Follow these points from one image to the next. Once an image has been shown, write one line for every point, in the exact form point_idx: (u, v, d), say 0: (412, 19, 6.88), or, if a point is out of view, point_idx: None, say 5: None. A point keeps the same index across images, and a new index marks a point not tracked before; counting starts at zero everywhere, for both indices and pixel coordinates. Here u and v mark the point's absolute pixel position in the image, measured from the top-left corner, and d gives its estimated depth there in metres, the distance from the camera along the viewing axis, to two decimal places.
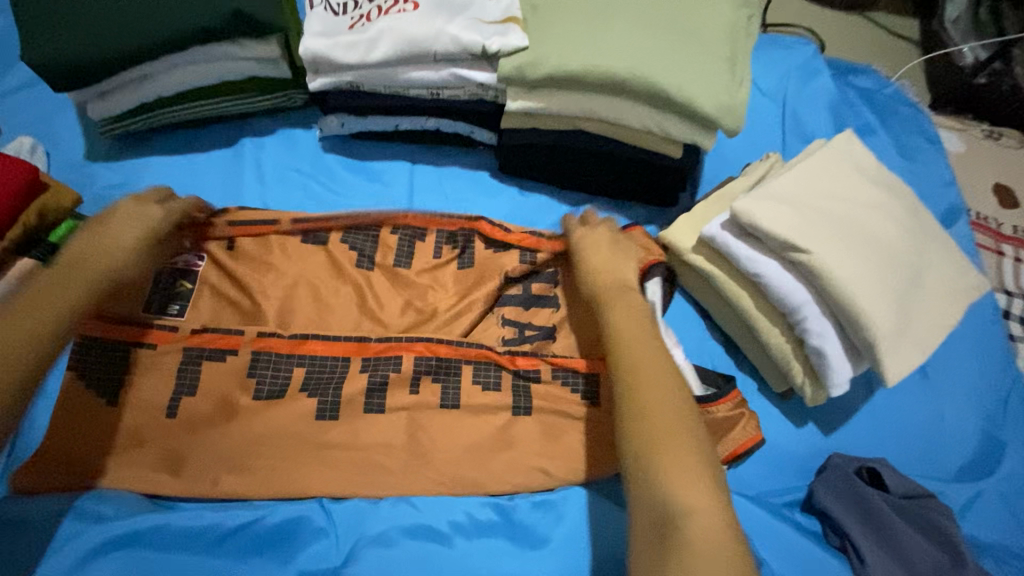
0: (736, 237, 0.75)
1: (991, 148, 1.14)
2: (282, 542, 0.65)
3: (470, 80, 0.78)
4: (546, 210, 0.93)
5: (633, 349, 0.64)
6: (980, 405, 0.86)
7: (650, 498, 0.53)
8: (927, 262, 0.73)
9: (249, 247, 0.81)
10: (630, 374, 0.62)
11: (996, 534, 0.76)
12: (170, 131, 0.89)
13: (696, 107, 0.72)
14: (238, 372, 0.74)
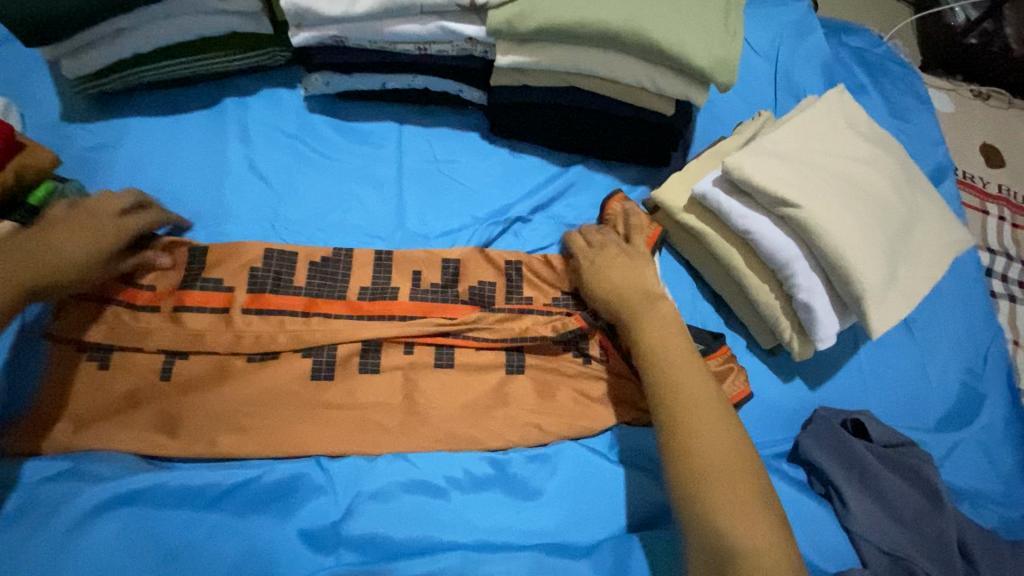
0: (727, 193, 0.75)
1: (979, 109, 1.15)
2: (280, 498, 0.66)
3: (459, 34, 0.76)
4: (537, 171, 0.92)
5: (679, 377, 0.66)
6: (960, 358, 0.88)
7: (696, 518, 0.57)
8: (915, 216, 0.74)
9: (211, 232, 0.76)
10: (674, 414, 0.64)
11: (971, 480, 0.79)
12: (149, 91, 0.86)
13: (688, 60, 0.71)
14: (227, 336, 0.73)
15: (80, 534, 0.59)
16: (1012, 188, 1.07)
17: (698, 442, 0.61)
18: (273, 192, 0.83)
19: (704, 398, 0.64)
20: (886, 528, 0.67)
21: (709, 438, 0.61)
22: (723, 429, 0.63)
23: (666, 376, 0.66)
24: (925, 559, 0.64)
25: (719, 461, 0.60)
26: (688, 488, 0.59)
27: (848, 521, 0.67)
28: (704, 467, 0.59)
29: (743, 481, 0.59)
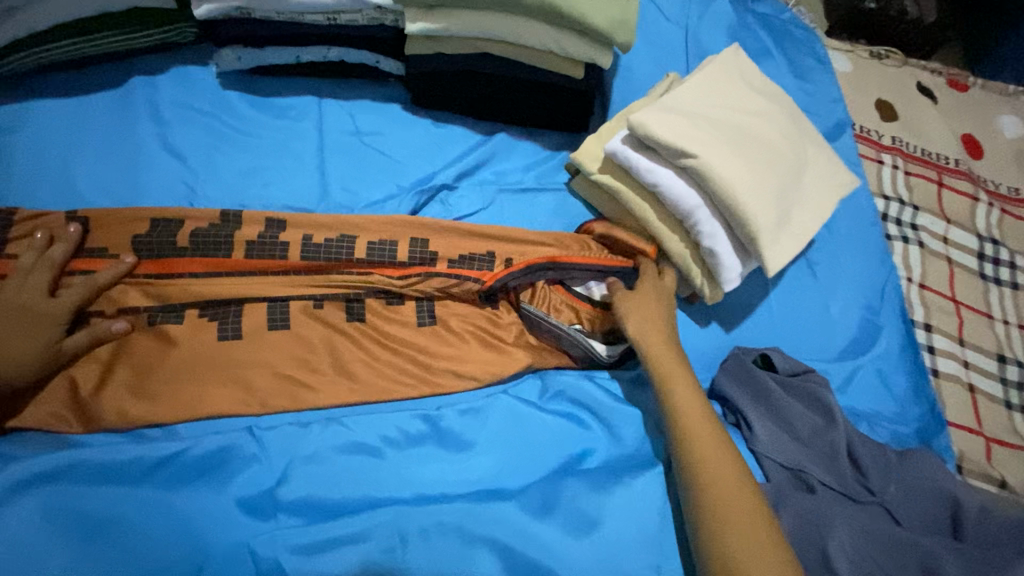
0: (634, 149, 0.79)
1: (876, 68, 1.24)
2: (212, 469, 0.67)
3: (366, 3, 0.77)
4: (460, 140, 0.94)
5: (701, 445, 0.65)
6: (858, 295, 0.96)
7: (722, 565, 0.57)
8: (804, 163, 0.80)
9: (122, 213, 0.75)
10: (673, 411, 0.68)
11: (869, 403, 0.87)
12: (50, 73, 0.83)
13: (588, 20, 0.75)
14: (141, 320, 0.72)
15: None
16: (905, 139, 1.16)
17: (706, 468, 0.63)
18: (191, 171, 0.82)
19: (711, 429, 0.67)
20: (787, 447, 0.72)
21: (720, 477, 0.62)
22: (742, 487, 0.62)
23: (686, 443, 0.65)
24: (819, 469, 0.71)
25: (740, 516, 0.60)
26: (714, 547, 0.59)
27: (753, 443, 0.73)
28: (727, 524, 0.59)
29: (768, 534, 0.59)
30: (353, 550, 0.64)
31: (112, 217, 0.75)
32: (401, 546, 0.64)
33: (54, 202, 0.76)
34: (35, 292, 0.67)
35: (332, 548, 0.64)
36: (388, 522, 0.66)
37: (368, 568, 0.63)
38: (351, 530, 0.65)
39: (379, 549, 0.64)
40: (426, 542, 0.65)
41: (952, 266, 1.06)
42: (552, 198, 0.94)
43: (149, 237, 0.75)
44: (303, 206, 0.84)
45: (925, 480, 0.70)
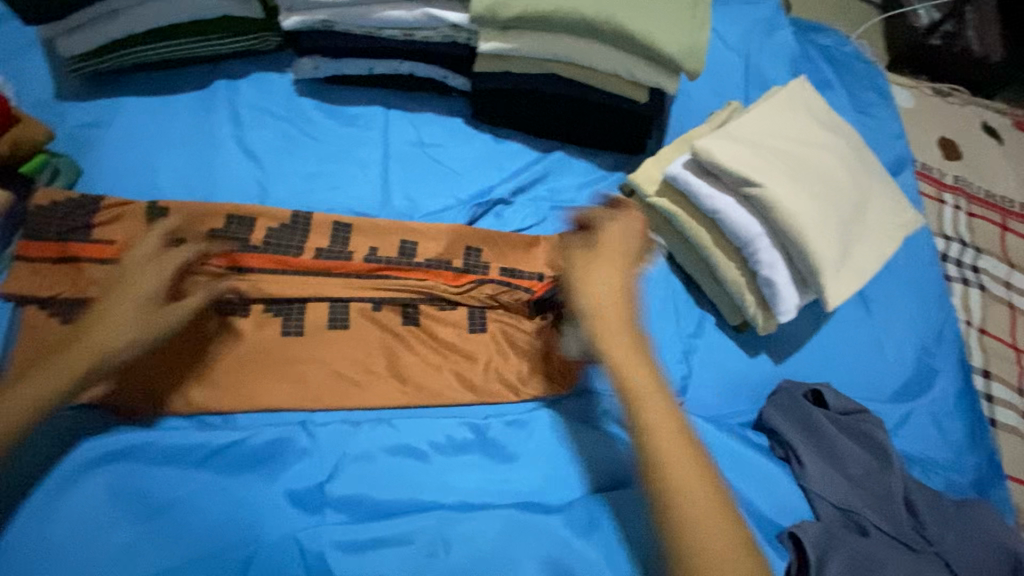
0: (695, 174, 0.80)
1: (938, 105, 1.22)
2: (268, 459, 0.69)
3: (443, 21, 0.80)
4: (518, 156, 0.96)
5: (655, 437, 0.59)
6: (914, 336, 0.94)
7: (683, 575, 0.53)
8: (868, 198, 0.80)
9: (199, 207, 0.79)
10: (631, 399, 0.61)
11: (922, 448, 0.84)
12: (141, 73, 0.89)
13: (658, 48, 0.76)
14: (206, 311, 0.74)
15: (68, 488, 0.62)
16: (968, 179, 1.14)
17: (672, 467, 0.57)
18: (263, 171, 0.86)
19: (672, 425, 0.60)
20: (838, 485, 0.71)
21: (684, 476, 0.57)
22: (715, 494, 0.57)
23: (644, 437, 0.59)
24: (873, 512, 0.69)
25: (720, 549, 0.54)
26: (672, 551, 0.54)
27: (805, 480, 0.72)
28: (699, 544, 0.54)
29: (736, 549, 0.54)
30: (399, 549, 0.64)
31: (191, 211, 0.78)
32: (445, 552, 0.64)
33: (136, 194, 0.80)
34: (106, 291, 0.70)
35: (378, 547, 0.64)
36: (433, 527, 0.66)
37: (412, 571, 0.62)
38: (397, 532, 0.66)
39: (423, 552, 0.64)
40: (471, 550, 0.64)
41: (1014, 312, 1.03)
42: None
43: (225, 231, 0.79)
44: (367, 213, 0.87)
45: (983, 531, 0.68)
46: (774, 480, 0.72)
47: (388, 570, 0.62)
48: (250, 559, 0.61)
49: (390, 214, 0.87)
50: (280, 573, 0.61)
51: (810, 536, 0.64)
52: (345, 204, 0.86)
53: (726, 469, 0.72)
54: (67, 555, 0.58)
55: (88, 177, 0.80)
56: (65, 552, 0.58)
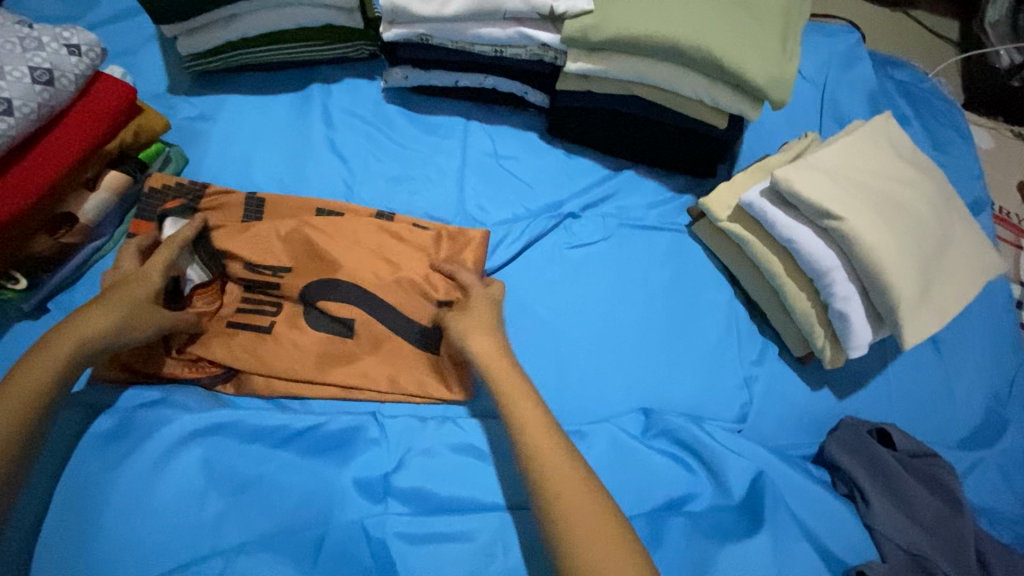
0: (771, 202, 0.81)
1: (1019, 148, 1.19)
2: (341, 446, 0.73)
3: (534, 39, 0.83)
4: (589, 172, 0.98)
5: (524, 417, 0.61)
6: (984, 382, 0.91)
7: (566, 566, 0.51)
8: (951, 239, 0.79)
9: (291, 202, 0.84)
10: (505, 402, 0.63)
11: (989, 499, 0.82)
12: (245, 73, 0.95)
13: (746, 76, 0.77)
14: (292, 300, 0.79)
15: (170, 448, 0.67)
16: None
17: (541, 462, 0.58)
18: (350, 171, 0.90)
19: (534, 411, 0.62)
20: (905, 529, 0.70)
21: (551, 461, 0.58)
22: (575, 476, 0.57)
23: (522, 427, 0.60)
24: (940, 559, 0.67)
25: (589, 519, 0.53)
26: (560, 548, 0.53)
27: (869, 518, 0.71)
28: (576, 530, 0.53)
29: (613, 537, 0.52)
30: (461, 547, 0.67)
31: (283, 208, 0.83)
32: (503, 552, 0.67)
33: (235, 184, 0.86)
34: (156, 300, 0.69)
35: (439, 542, 0.67)
36: (493, 528, 0.68)
37: (474, 568, 0.65)
38: (457, 530, 0.68)
39: (483, 552, 0.67)
40: (528, 555, 0.67)
41: None
42: (671, 238, 0.95)
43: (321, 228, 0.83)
44: (443, 217, 0.90)
45: None
46: (837, 518, 0.71)
47: (450, 565, 0.65)
48: (322, 542, 0.65)
49: (465, 220, 0.91)
50: (352, 557, 0.65)
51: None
52: (424, 208, 0.90)
53: (790, 499, 0.71)
54: (170, 515, 0.63)
55: (192, 166, 0.87)
56: (167, 512, 0.63)
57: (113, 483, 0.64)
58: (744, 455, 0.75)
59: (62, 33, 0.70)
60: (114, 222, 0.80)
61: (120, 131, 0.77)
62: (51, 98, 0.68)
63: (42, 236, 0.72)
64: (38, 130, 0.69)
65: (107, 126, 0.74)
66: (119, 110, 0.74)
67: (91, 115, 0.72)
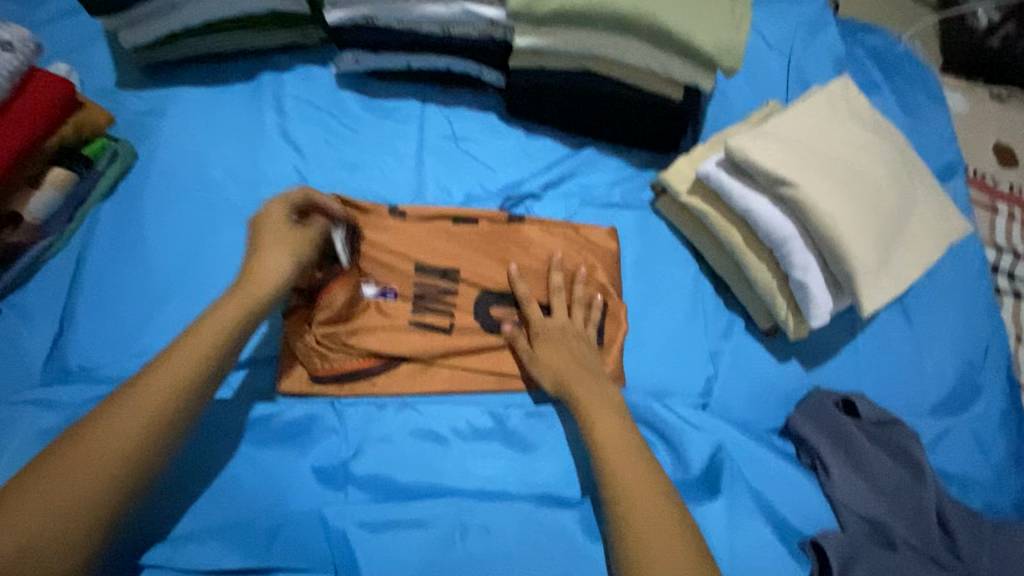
0: (728, 172, 0.79)
1: (994, 110, 1.17)
2: (298, 435, 0.72)
3: (480, 16, 0.83)
4: (550, 152, 0.96)
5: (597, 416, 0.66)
6: (958, 349, 0.90)
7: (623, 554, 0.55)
8: (912, 203, 0.77)
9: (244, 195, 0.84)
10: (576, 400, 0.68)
11: (961, 465, 0.81)
12: (194, 65, 0.94)
13: (694, 42, 0.76)
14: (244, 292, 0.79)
15: None
16: None
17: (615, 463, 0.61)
18: (303, 161, 0.89)
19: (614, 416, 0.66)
20: (866, 497, 0.69)
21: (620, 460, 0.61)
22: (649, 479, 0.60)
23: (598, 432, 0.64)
24: (901, 526, 0.67)
25: (653, 514, 0.57)
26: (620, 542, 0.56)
27: (832, 489, 0.70)
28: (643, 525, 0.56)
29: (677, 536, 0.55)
30: (418, 532, 0.66)
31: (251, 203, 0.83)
32: (462, 537, 0.66)
33: (186, 178, 0.85)
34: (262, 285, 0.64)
35: (395, 528, 0.66)
36: (452, 513, 0.67)
37: (431, 553, 0.64)
38: (414, 515, 0.67)
39: (442, 537, 0.66)
40: (486, 538, 0.66)
41: None
42: (635, 215, 0.94)
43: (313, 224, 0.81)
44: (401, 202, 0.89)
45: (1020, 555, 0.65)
46: (799, 490, 0.70)
47: (406, 551, 0.64)
48: (278, 529, 0.65)
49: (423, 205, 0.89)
50: (308, 545, 0.65)
51: (829, 546, 0.63)
52: (380, 194, 0.89)
53: (747, 471, 0.71)
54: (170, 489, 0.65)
55: (141, 161, 0.85)
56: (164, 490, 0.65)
57: None
58: (707, 430, 0.74)
59: None
60: (64, 220, 0.80)
61: (61, 127, 0.78)
62: None
63: None
64: None
65: (46, 124, 0.74)
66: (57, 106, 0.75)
67: (28, 111, 0.72)
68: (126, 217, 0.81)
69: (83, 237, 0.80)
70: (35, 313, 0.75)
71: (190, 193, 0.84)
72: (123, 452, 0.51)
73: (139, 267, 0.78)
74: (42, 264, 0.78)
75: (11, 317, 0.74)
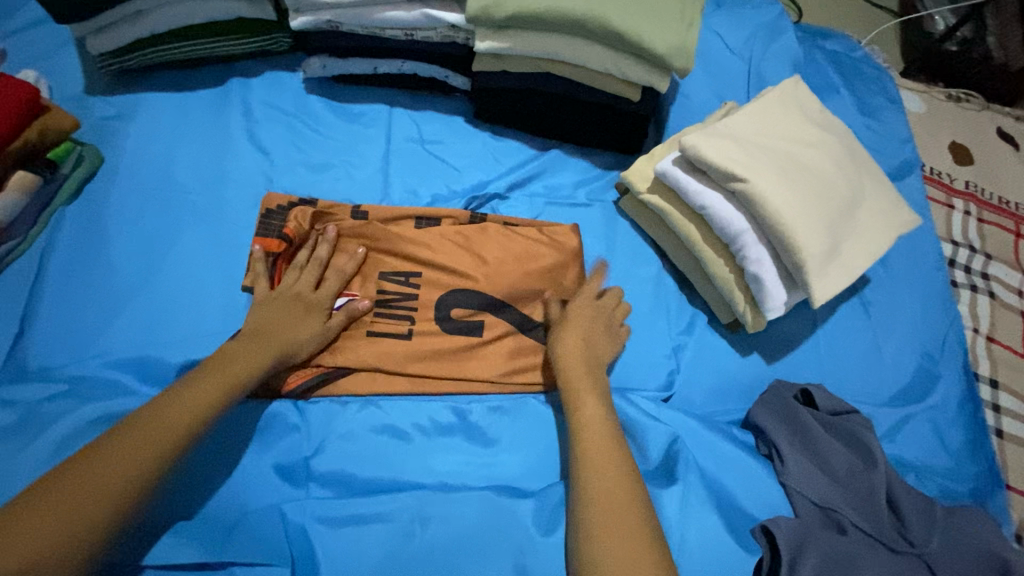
0: (683, 170, 0.81)
1: (950, 110, 1.21)
2: (258, 432, 0.73)
3: (441, 21, 0.84)
4: (515, 153, 0.98)
5: (584, 405, 0.67)
6: (917, 340, 0.91)
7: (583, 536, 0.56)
8: (860, 198, 0.79)
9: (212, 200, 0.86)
10: (573, 392, 0.69)
11: (919, 453, 0.82)
12: (164, 72, 0.95)
13: (648, 46, 0.79)
14: (209, 294, 0.80)
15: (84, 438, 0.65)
16: (980, 185, 1.12)
17: (591, 452, 0.62)
18: (271, 164, 0.90)
19: (596, 406, 0.67)
20: (820, 484, 0.70)
21: (595, 447, 0.62)
22: (618, 468, 0.61)
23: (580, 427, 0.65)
24: (854, 512, 0.68)
25: (618, 497, 0.58)
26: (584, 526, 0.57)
27: (785, 477, 0.71)
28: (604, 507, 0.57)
29: (637, 519, 0.56)
30: (375, 527, 0.66)
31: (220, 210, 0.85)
32: (420, 530, 0.66)
33: (152, 181, 0.86)
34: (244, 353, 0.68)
35: (352, 524, 0.66)
36: (410, 507, 0.67)
37: (387, 547, 0.64)
38: (372, 511, 0.67)
39: (399, 530, 0.66)
40: (445, 528, 0.66)
41: None
42: (599, 215, 0.95)
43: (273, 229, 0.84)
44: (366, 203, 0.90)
45: (971, 538, 0.66)
46: (753, 479, 0.71)
47: (362, 546, 0.64)
48: (234, 526, 0.65)
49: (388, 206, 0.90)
50: (264, 542, 0.64)
51: (779, 531, 0.64)
52: (347, 196, 0.90)
53: (704, 461, 0.72)
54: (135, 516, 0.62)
55: (107, 165, 0.86)
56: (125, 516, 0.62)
57: (15, 474, 0.62)
58: (664, 422, 0.75)
59: None
60: (26, 223, 0.80)
61: (25, 130, 0.78)
62: None
63: None
64: None
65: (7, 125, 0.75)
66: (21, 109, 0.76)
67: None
68: (91, 219, 0.82)
69: (46, 239, 0.81)
70: None
71: (157, 196, 0.85)
72: (109, 489, 0.50)
73: (101, 267, 0.79)
74: (3, 267, 0.78)
75: None
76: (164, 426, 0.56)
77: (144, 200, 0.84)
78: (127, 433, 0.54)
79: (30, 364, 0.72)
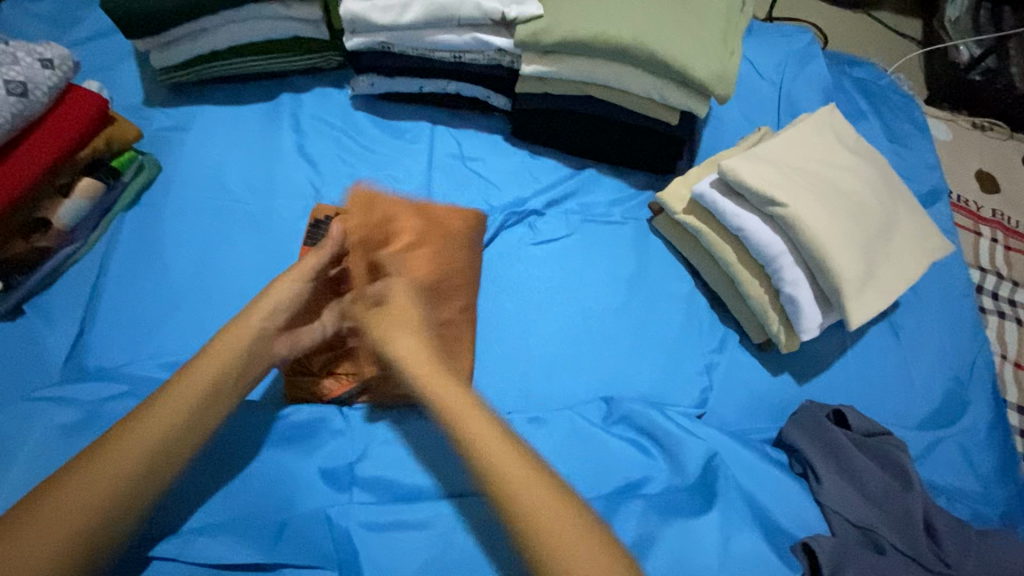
0: (721, 193, 0.83)
1: (976, 139, 1.23)
2: (305, 437, 0.75)
3: (489, 45, 0.88)
4: (552, 171, 1.01)
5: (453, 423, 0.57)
6: (946, 365, 0.93)
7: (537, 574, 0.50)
8: (895, 224, 0.82)
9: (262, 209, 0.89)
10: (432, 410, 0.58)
11: (949, 477, 0.83)
12: (218, 85, 0.99)
13: (689, 73, 0.82)
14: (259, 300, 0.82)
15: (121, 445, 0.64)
16: (1006, 213, 1.14)
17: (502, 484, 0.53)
18: (319, 176, 0.93)
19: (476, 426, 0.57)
20: (856, 504, 0.71)
21: (512, 477, 0.54)
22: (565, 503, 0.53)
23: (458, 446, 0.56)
24: (890, 532, 0.69)
25: (564, 530, 0.51)
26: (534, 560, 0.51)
27: (821, 495, 0.72)
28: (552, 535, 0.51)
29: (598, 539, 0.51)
30: (420, 533, 0.68)
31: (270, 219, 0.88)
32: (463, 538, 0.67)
33: (207, 189, 0.89)
34: (187, 385, 0.56)
35: (397, 529, 0.68)
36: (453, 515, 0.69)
37: (432, 552, 0.66)
38: (416, 517, 0.69)
39: (443, 537, 0.67)
40: (487, 535, 0.67)
41: None
42: (634, 233, 0.98)
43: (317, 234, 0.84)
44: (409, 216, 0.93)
45: (1006, 562, 0.67)
46: (790, 497, 0.72)
47: (407, 550, 0.66)
48: (283, 528, 0.67)
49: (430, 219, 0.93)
50: (312, 544, 0.66)
51: (820, 549, 0.65)
52: None
53: (740, 478, 0.73)
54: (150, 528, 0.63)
55: (164, 174, 0.90)
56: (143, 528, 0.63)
57: None
58: (699, 437, 0.76)
59: (36, 48, 0.75)
60: (88, 227, 0.83)
61: (93, 139, 0.82)
62: (25, 109, 0.73)
63: (18, 239, 0.77)
64: (14, 139, 0.74)
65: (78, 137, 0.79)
66: (90, 122, 0.80)
67: (64, 127, 0.77)
68: (148, 226, 0.85)
69: (106, 243, 0.84)
70: (57, 311, 0.78)
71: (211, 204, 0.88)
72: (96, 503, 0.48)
73: (157, 272, 0.82)
74: (64, 269, 0.81)
75: (34, 319, 0.77)
76: (142, 437, 0.52)
77: (198, 208, 0.88)
78: (104, 450, 0.51)
79: (90, 363, 0.75)
